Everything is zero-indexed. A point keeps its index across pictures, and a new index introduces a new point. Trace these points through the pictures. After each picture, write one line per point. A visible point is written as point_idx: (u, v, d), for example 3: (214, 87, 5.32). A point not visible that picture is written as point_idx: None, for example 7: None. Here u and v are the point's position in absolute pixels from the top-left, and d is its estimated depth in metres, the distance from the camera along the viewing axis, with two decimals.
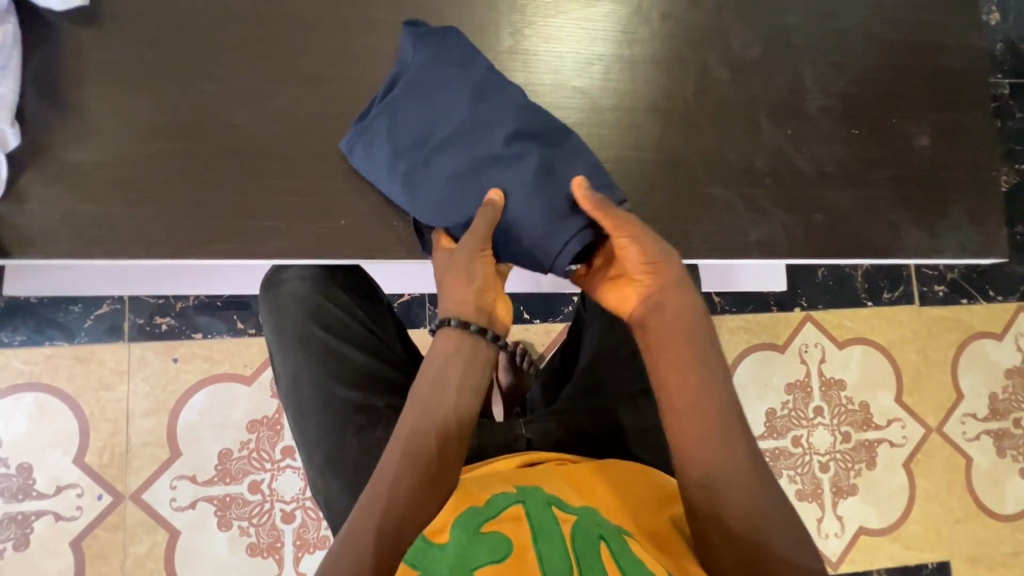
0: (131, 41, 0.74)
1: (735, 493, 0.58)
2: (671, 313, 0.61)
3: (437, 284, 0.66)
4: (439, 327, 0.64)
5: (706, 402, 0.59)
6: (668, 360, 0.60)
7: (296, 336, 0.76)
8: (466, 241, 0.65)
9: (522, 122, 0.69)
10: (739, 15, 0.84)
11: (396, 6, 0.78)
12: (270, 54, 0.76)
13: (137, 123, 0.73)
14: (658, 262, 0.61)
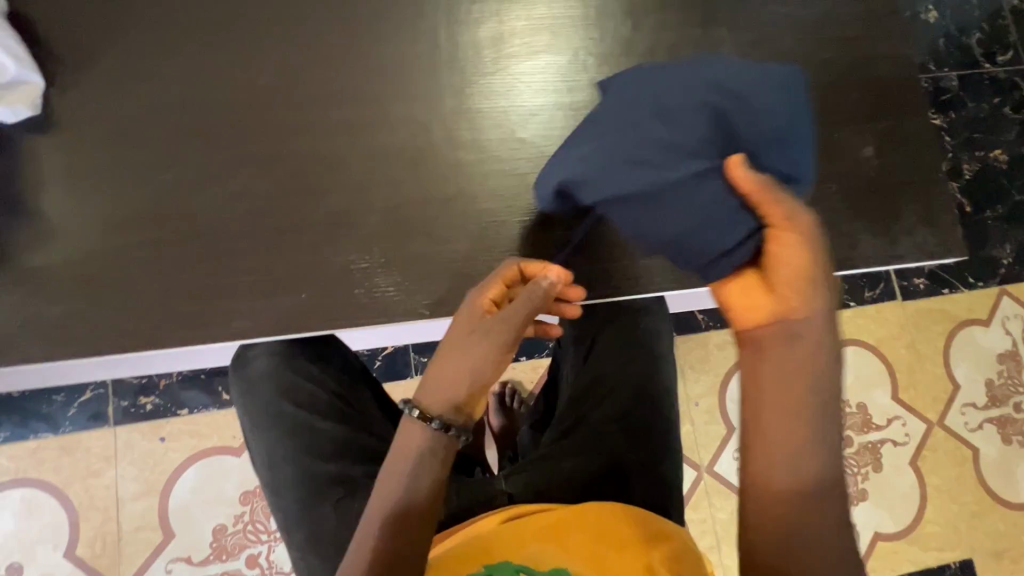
0: (82, 142, 0.76)
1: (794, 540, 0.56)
2: (807, 335, 0.57)
3: (449, 351, 0.63)
4: (420, 416, 0.61)
5: (806, 447, 0.56)
6: (777, 378, 0.57)
7: (270, 413, 0.77)
8: (507, 330, 0.63)
9: (704, 97, 0.62)
10: (672, 53, 0.87)
11: (338, 78, 0.80)
12: (217, 137, 0.77)
13: (92, 220, 0.74)
14: (810, 281, 0.57)
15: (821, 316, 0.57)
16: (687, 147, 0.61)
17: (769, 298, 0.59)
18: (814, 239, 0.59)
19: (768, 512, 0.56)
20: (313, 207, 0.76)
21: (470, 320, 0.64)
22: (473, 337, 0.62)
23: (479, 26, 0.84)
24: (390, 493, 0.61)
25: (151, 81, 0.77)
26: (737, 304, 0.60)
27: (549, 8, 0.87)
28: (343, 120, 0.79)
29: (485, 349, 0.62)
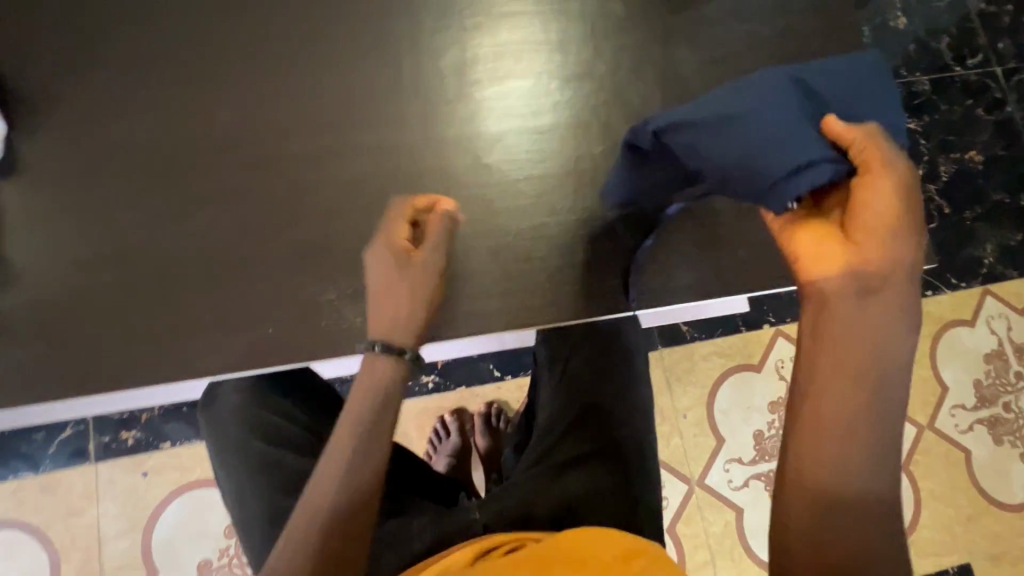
0: (45, 185, 0.76)
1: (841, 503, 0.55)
2: (883, 295, 0.56)
3: (383, 288, 0.68)
4: (369, 349, 0.67)
5: (857, 425, 0.55)
6: (843, 322, 0.56)
7: (239, 448, 0.77)
8: (431, 262, 0.69)
9: (817, 80, 0.69)
10: (635, 73, 0.88)
11: (301, 111, 0.80)
12: (181, 175, 0.77)
13: (56, 263, 0.74)
14: (898, 230, 0.56)
15: (900, 273, 0.56)
16: (819, 101, 0.68)
17: (843, 247, 0.57)
18: (906, 189, 0.57)
19: (818, 467, 0.56)
20: (278, 241, 0.76)
21: (396, 258, 0.68)
22: (406, 271, 0.68)
23: (443, 53, 0.85)
24: (349, 437, 0.65)
25: (116, 121, 0.78)
26: (810, 252, 0.59)
27: (512, 33, 0.87)
28: (307, 152, 0.79)
29: (424, 281, 0.69)
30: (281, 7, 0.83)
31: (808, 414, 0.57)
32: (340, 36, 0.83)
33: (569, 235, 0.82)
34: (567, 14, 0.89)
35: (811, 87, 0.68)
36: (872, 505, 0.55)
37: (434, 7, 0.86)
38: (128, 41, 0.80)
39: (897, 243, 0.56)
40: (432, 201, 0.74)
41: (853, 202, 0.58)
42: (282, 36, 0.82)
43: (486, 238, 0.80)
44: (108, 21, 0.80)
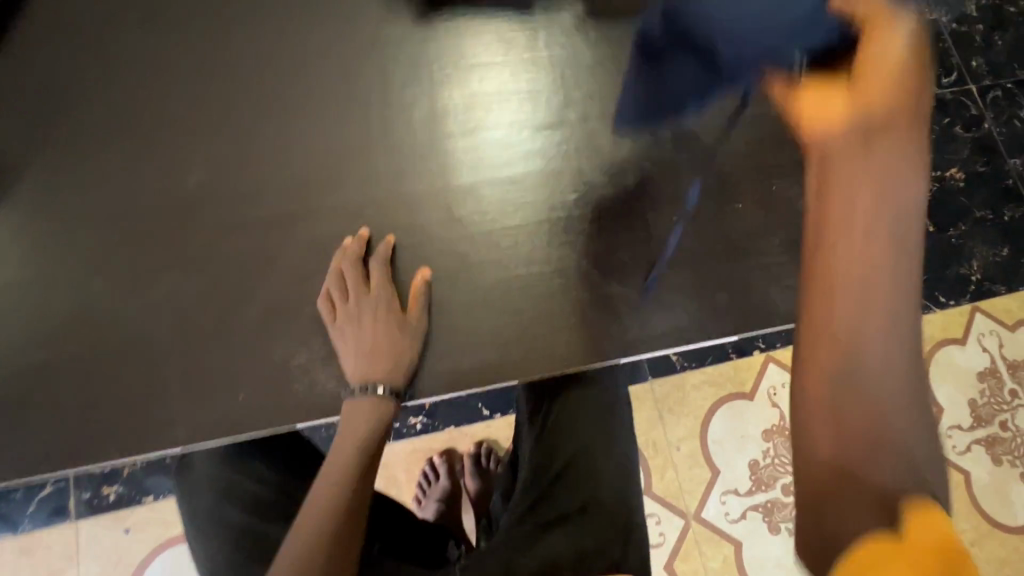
0: (10, 258, 0.75)
1: (869, 353, 0.50)
2: (881, 152, 0.58)
3: (375, 343, 0.73)
4: (364, 394, 0.72)
5: (873, 294, 0.52)
6: (849, 158, 0.58)
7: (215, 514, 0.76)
8: (417, 323, 0.76)
9: None
10: (606, 119, 0.88)
11: (269, 173, 0.80)
12: (148, 243, 0.76)
13: (20, 338, 0.73)
14: (898, 92, 0.60)
15: (903, 112, 0.60)
16: None
17: (846, 99, 0.62)
18: (909, 41, 0.61)
19: (841, 318, 0.51)
20: (248, 306, 0.75)
21: (383, 311, 0.75)
22: (395, 325, 0.75)
23: (413, 108, 0.85)
24: (345, 458, 0.73)
25: (82, 189, 0.77)
26: (817, 111, 0.64)
27: (482, 84, 0.87)
28: (276, 213, 0.78)
29: (412, 335, 0.75)
30: (249, 68, 0.83)
31: (829, 260, 0.54)
32: (310, 95, 0.83)
33: (545, 287, 0.81)
34: (537, 64, 0.89)
35: None
36: (904, 369, 0.50)
37: (403, 63, 0.87)
38: (95, 108, 0.80)
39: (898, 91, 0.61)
40: (415, 267, 0.79)
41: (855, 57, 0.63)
42: (251, 98, 0.82)
43: (460, 294, 0.79)
44: (74, 89, 0.80)
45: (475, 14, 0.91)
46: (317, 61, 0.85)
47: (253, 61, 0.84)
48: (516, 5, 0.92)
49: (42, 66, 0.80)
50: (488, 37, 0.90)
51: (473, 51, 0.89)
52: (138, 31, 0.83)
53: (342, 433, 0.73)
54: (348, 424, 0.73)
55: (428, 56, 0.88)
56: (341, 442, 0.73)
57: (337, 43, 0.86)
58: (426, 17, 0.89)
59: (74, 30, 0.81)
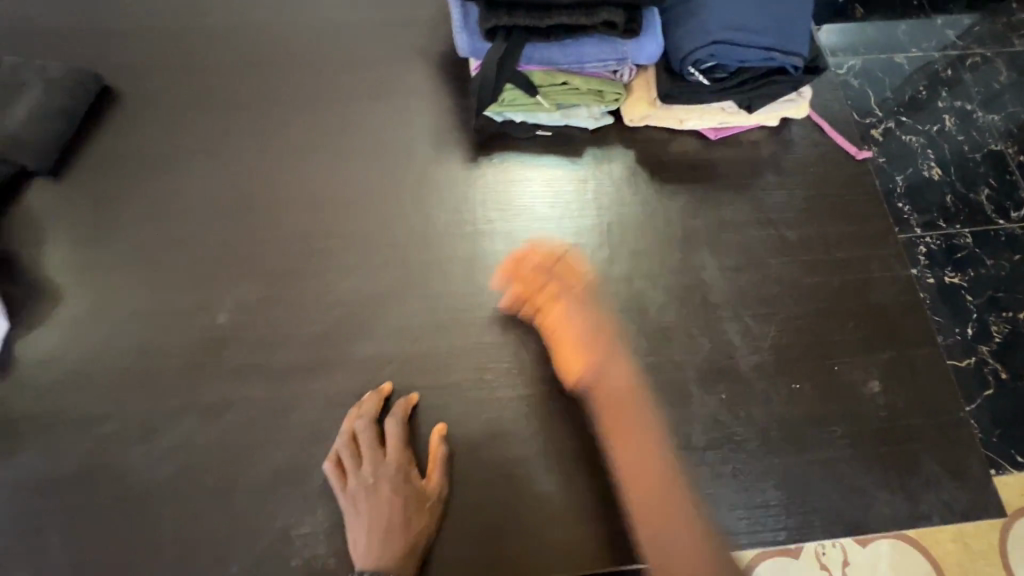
0: (34, 391, 0.73)
1: (645, 467, 0.66)
2: (600, 368, 0.72)
3: (388, 525, 0.67)
4: None
5: (665, 520, 0.64)
6: (587, 328, 0.74)
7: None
8: (434, 500, 0.70)
9: (774, 5, 0.80)
10: (653, 278, 0.83)
11: (300, 318, 0.78)
12: (168, 385, 0.74)
13: (25, 481, 0.70)
14: (593, 306, 0.75)
15: (607, 323, 0.74)
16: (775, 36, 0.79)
17: (564, 306, 0.75)
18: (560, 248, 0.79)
19: (630, 458, 0.68)
20: (259, 464, 0.71)
21: (402, 479, 0.69)
22: (416, 490, 0.69)
23: (453, 255, 0.83)
24: None
25: (114, 321, 0.77)
26: (565, 355, 0.74)
27: (525, 233, 0.85)
28: (301, 361, 0.76)
29: (429, 512, 0.69)
30: (293, 207, 0.84)
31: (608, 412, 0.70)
32: (350, 237, 0.83)
33: (578, 466, 0.73)
34: (583, 216, 0.87)
35: (762, 29, 0.79)
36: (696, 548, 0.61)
37: (448, 208, 0.86)
38: (142, 241, 0.81)
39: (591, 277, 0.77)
40: (427, 426, 0.74)
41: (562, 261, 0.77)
42: (293, 237, 0.82)
43: (483, 468, 0.73)
44: (130, 221, 0.82)
45: (523, 161, 0.90)
46: (360, 202, 0.85)
47: (298, 200, 0.84)
48: (565, 153, 0.91)
49: (101, 195, 0.83)
50: (537, 186, 0.89)
51: (520, 198, 0.88)
52: (201, 170, 0.85)
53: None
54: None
55: (473, 201, 0.87)
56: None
57: (383, 185, 0.86)
58: (475, 162, 0.89)
59: (143, 166, 0.85)
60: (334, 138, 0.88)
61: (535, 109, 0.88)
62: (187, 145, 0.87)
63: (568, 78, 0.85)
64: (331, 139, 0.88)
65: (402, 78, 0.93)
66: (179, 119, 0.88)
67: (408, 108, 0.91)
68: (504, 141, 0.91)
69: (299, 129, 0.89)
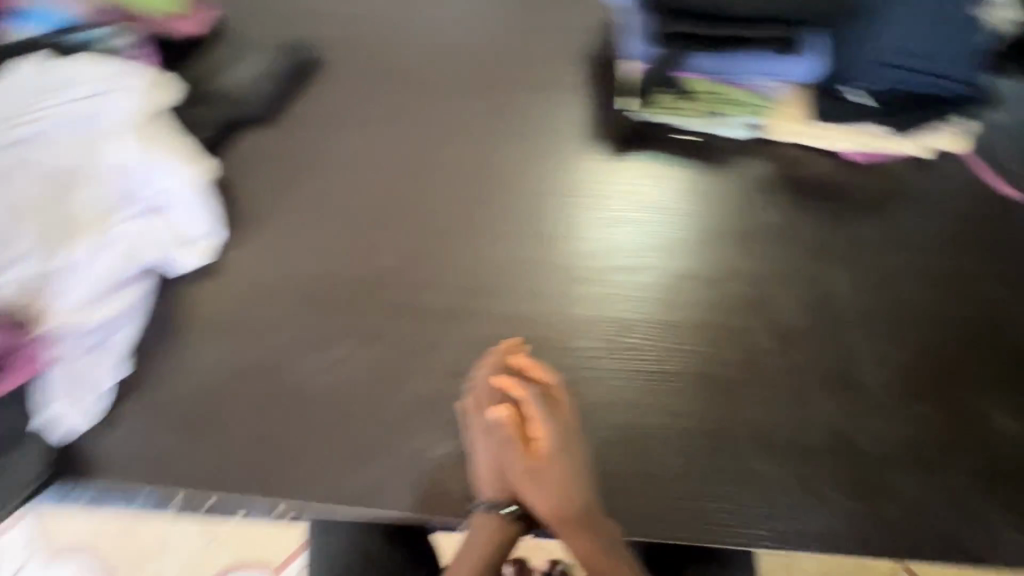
0: (231, 294, 0.86)
1: None
2: (557, 505, 0.68)
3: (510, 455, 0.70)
4: (484, 508, 0.70)
5: None
6: (551, 491, 0.68)
7: (337, 565, 0.80)
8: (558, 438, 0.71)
9: (939, 42, 0.87)
10: (783, 284, 0.88)
11: (454, 268, 0.87)
12: (339, 307, 0.85)
13: (216, 366, 0.82)
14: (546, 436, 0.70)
15: (561, 452, 0.70)
16: (924, 77, 0.89)
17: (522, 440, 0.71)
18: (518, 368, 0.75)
19: None
20: (407, 388, 0.80)
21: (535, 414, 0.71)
22: (495, 480, 0.71)
23: (588, 237, 0.90)
24: None
25: (298, 249, 0.89)
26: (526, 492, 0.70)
27: (657, 226, 0.92)
28: (451, 308, 0.85)
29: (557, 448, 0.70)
30: (457, 174, 0.95)
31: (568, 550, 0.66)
32: (504, 205, 0.92)
33: (689, 447, 0.77)
34: (716, 218, 0.92)
35: (914, 68, 0.88)
36: None
37: (589, 193, 0.94)
38: (330, 185, 0.94)
39: (562, 426, 0.71)
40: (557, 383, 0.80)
41: (526, 413, 0.72)
42: (454, 199, 0.93)
43: (605, 431, 0.77)
44: (322, 167, 0.96)
45: (652, 156, 0.96)
46: (514, 177, 0.94)
47: (461, 168, 0.95)
48: (709, 157, 0.96)
49: (301, 143, 0.98)
50: (674, 185, 0.95)
51: (648, 194, 0.94)
52: (384, 133, 0.99)
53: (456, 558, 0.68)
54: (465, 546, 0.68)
55: (612, 191, 0.94)
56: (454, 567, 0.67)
57: (532, 166, 0.95)
58: (619, 155, 0.97)
59: (337, 123, 0.99)
60: (498, 119, 0.99)
61: (688, 114, 0.94)
62: (374, 111, 1.00)
63: (724, 88, 0.92)
64: (494, 119, 0.99)
65: (563, 74, 1.03)
66: (371, 88, 1.02)
67: (565, 100, 1.01)
68: (647, 142, 0.97)
69: (469, 108, 1.00)
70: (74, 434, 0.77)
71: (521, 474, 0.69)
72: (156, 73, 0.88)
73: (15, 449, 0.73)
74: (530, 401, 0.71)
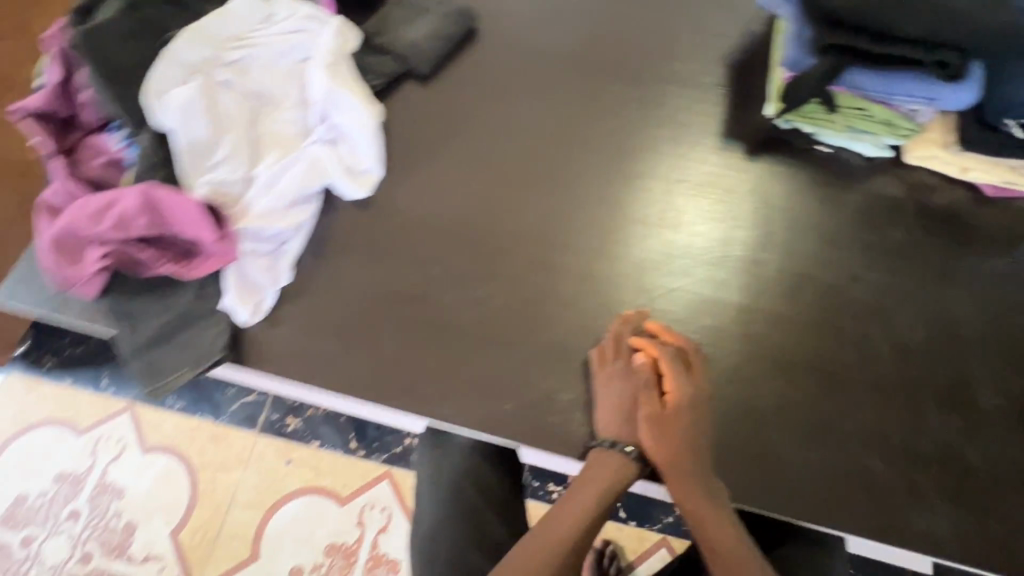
0: (386, 227, 0.94)
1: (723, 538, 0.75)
2: (681, 450, 0.78)
3: (635, 404, 0.81)
4: (608, 444, 0.80)
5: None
6: (675, 438, 0.78)
7: (450, 483, 0.90)
8: (683, 397, 0.80)
9: None
10: (903, 300, 0.92)
11: (590, 236, 0.95)
12: (482, 254, 0.93)
13: (369, 287, 0.90)
14: (681, 390, 0.80)
15: (689, 405, 0.80)
16: None
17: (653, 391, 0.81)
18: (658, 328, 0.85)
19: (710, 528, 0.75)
20: (541, 334, 0.88)
21: (666, 372, 0.81)
22: (620, 420, 0.81)
23: (715, 227, 0.97)
24: (583, 502, 0.78)
25: (449, 198, 0.97)
26: (652, 431, 0.79)
27: (783, 226, 0.97)
28: (588, 270, 0.93)
29: (681, 406, 0.79)
30: (600, 151, 1.02)
31: (681, 486, 0.77)
32: (640, 186, 0.99)
33: (805, 433, 0.84)
34: (841, 227, 0.97)
35: None
36: None
37: (721, 187, 1.00)
38: (482, 144, 1.02)
39: (693, 387, 0.81)
40: None
41: (660, 368, 0.82)
42: (595, 174, 1.00)
43: (724, 405, 0.85)
44: (475, 127, 1.03)
45: (771, 159, 1.03)
46: (651, 163, 1.02)
47: (604, 147, 1.02)
48: (840, 172, 1.01)
49: (457, 102, 1.05)
50: (802, 192, 1.00)
51: (759, 192, 1.00)
52: (534, 104, 1.06)
53: (581, 479, 0.79)
54: (594, 472, 0.79)
55: (741, 189, 1.00)
56: (583, 487, 0.79)
57: (668, 155, 1.02)
58: (752, 157, 1.03)
59: (491, 89, 1.07)
60: (641, 107, 1.06)
61: (826, 126, 0.98)
62: (527, 83, 1.07)
63: (869, 105, 0.95)
64: (638, 107, 1.06)
65: (705, 75, 1.09)
66: (525, 61, 1.09)
67: (705, 100, 1.07)
68: (780, 145, 1.04)
69: (615, 93, 1.07)
70: (253, 318, 0.86)
71: (645, 419, 0.80)
72: (340, 19, 0.96)
73: (207, 321, 0.85)
74: (668, 360, 0.81)
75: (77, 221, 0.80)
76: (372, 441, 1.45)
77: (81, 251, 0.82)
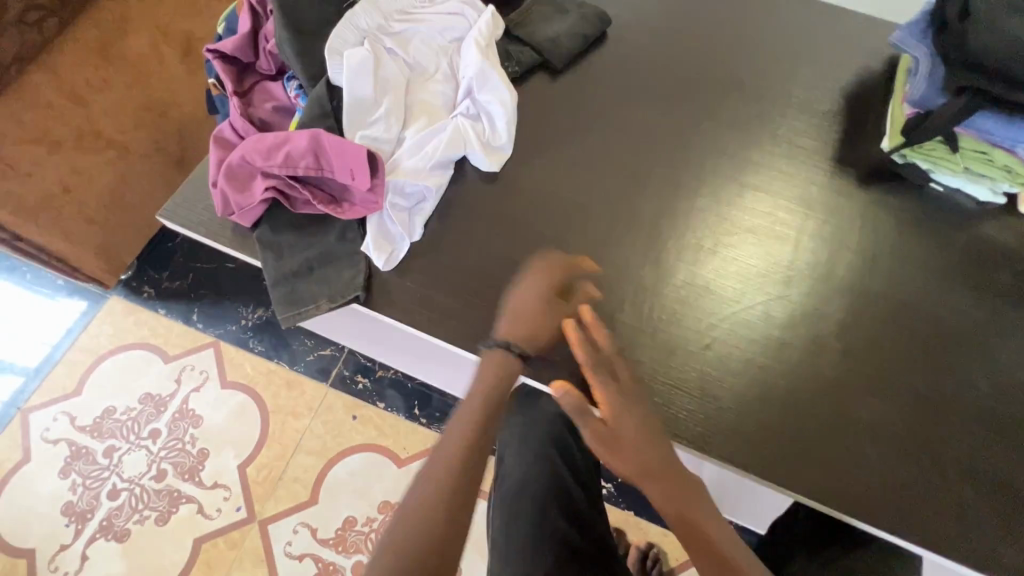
0: (511, 201, 1.01)
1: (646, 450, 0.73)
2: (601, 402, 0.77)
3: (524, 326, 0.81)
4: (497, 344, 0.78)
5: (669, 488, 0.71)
6: (607, 416, 0.76)
7: (538, 443, 0.97)
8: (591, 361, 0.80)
9: None
10: (1006, 340, 0.93)
11: (701, 236, 1.00)
12: (597, 240, 0.99)
13: (492, 254, 0.96)
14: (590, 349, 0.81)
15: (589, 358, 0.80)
16: None
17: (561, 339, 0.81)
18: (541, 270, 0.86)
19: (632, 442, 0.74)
20: (647, 320, 0.93)
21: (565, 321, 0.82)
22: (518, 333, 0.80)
23: (820, 244, 1.00)
24: (476, 396, 0.71)
25: (570, 183, 1.03)
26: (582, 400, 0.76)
27: (887, 253, 1.00)
28: (696, 268, 0.97)
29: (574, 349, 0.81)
30: (716, 160, 1.07)
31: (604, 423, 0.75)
32: (751, 196, 1.04)
33: (899, 454, 0.86)
34: (948, 263, 0.99)
35: None
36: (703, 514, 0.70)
37: (829, 208, 1.03)
38: (604, 138, 1.08)
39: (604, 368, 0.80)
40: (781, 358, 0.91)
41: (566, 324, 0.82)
42: (710, 179, 1.05)
43: (814, 412, 0.89)
44: (600, 122, 1.09)
45: (883, 189, 1.05)
46: (763, 176, 1.06)
47: (719, 155, 1.07)
48: (950, 211, 1.03)
49: (584, 97, 1.12)
50: (911, 224, 1.02)
51: (868, 218, 1.03)
52: (657, 108, 1.11)
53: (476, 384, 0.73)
54: (466, 405, 0.71)
55: (848, 211, 1.03)
56: (475, 386, 0.73)
57: (779, 171, 1.06)
58: (864, 184, 1.06)
59: (617, 89, 1.13)
60: (759, 124, 1.11)
61: (942, 163, 0.99)
62: (652, 88, 1.13)
63: (993, 151, 0.94)
64: (756, 124, 1.11)
65: (824, 102, 1.13)
66: (652, 68, 1.15)
67: (822, 126, 1.11)
68: (892, 178, 1.06)
69: (735, 108, 1.12)
70: (388, 264, 0.93)
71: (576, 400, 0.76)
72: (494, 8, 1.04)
73: (346, 263, 0.92)
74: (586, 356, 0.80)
75: (252, 154, 0.88)
76: (433, 411, 1.50)
77: (249, 182, 0.90)
